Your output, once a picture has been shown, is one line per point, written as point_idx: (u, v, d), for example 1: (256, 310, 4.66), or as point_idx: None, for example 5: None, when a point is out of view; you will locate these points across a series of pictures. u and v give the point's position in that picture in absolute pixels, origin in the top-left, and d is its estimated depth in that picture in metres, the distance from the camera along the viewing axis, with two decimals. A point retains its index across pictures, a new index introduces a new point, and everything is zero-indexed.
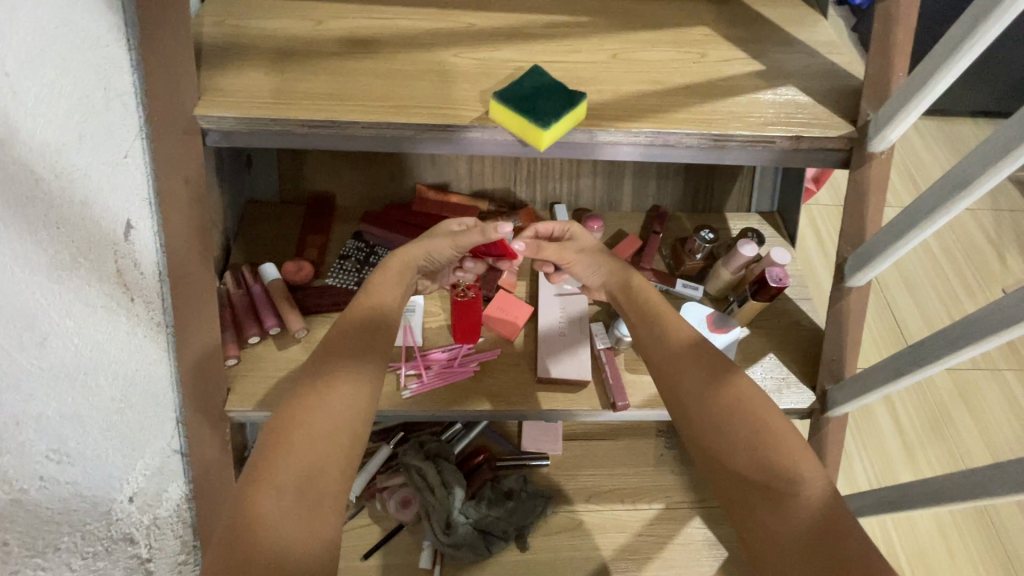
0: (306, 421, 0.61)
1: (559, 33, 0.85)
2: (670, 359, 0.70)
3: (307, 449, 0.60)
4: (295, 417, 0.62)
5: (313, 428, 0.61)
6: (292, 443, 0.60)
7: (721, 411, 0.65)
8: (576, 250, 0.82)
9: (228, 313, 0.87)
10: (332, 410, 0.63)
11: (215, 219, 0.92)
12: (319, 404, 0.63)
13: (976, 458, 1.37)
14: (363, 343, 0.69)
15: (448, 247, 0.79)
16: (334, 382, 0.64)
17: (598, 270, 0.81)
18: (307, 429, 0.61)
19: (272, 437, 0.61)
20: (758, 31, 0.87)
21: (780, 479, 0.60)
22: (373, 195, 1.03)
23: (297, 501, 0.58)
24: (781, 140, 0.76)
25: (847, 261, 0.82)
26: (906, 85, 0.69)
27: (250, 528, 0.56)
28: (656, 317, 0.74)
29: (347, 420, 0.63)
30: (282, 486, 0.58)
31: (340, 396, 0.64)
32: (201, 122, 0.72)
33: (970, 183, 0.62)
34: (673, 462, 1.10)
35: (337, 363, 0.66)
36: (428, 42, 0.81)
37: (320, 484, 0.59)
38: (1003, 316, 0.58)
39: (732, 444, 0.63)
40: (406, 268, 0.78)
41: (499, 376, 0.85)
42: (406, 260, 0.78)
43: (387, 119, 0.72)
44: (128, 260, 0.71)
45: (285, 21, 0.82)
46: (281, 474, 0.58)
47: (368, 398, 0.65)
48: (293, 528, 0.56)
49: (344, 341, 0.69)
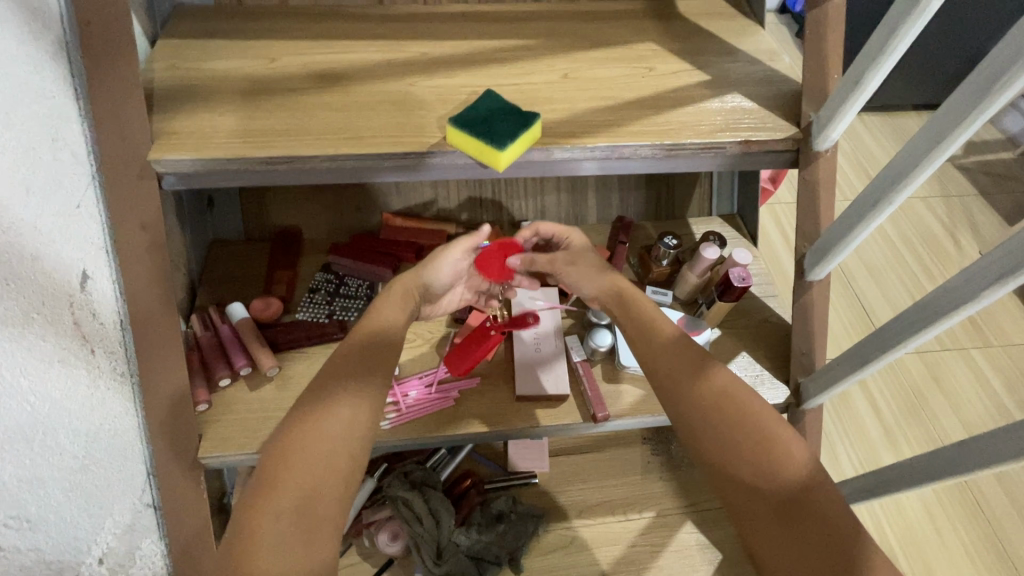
0: (304, 445, 0.60)
1: (511, 57, 0.87)
2: (663, 355, 0.70)
3: (305, 475, 0.59)
4: (296, 439, 0.60)
5: (314, 452, 0.60)
6: (291, 464, 0.59)
7: (704, 402, 0.65)
8: (569, 263, 0.81)
9: (196, 356, 0.85)
10: (333, 431, 0.61)
11: (178, 261, 0.91)
12: (321, 426, 0.61)
13: (952, 432, 1.41)
14: (360, 363, 0.68)
15: (443, 264, 0.79)
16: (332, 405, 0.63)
17: (592, 281, 0.80)
18: (304, 454, 0.60)
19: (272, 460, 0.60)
20: (701, 44, 0.91)
21: (776, 461, 0.60)
22: (339, 226, 1.03)
23: (296, 526, 0.56)
24: (730, 145, 0.78)
25: (805, 257, 0.84)
26: (840, 88, 0.73)
27: (247, 556, 0.55)
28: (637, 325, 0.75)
29: (348, 442, 0.62)
30: (280, 511, 0.57)
31: (337, 419, 0.62)
32: (156, 167, 0.71)
33: (909, 175, 0.65)
34: (661, 469, 1.10)
35: (332, 387, 0.65)
36: (383, 73, 0.82)
37: (317, 511, 0.58)
38: (956, 297, 0.60)
39: (724, 430, 0.63)
40: (407, 293, 0.76)
41: (480, 399, 0.85)
42: (407, 284, 0.77)
43: (344, 151, 0.73)
44: (86, 311, 0.69)
45: (239, 61, 0.83)
46: (281, 496, 0.57)
47: (356, 425, 0.63)
48: (291, 552, 0.55)
49: (345, 363, 0.67)
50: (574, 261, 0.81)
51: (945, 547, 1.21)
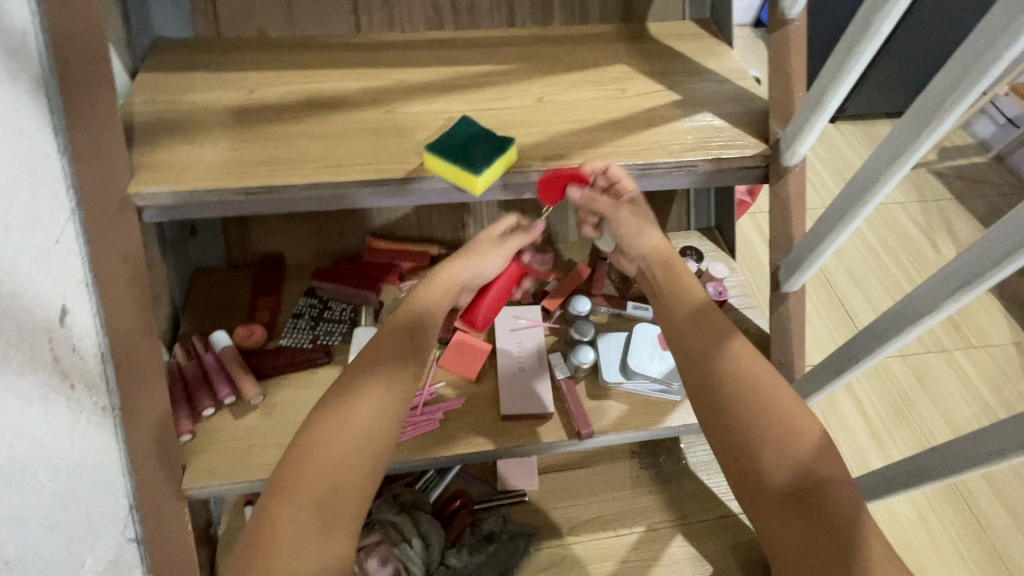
0: (336, 433, 0.60)
1: (487, 82, 0.89)
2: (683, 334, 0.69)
3: (326, 471, 0.58)
4: (329, 425, 0.60)
5: (345, 440, 0.60)
6: (321, 451, 0.59)
7: (723, 378, 0.64)
8: (634, 213, 0.78)
9: (180, 385, 0.84)
10: (364, 419, 0.61)
11: (161, 291, 0.91)
12: (353, 414, 0.61)
13: (939, 434, 1.43)
14: (403, 345, 0.68)
15: (498, 257, 0.81)
16: (360, 394, 0.63)
17: (647, 238, 0.78)
18: (332, 442, 0.59)
19: (300, 449, 0.59)
20: (671, 65, 0.94)
21: (785, 446, 0.59)
22: (322, 251, 1.03)
23: (316, 522, 0.55)
24: (702, 163, 0.80)
25: (779, 269, 0.86)
26: (803, 105, 0.76)
27: (259, 553, 0.54)
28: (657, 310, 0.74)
29: (377, 433, 0.61)
30: (302, 503, 0.56)
31: (368, 408, 0.62)
32: (136, 200, 0.71)
33: (871, 189, 0.67)
34: (650, 483, 1.10)
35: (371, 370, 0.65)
36: (361, 101, 0.84)
37: (340, 504, 0.57)
38: (919, 307, 0.62)
39: (740, 407, 0.61)
40: (454, 283, 0.77)
41: (465, 420, 0.85)
42: (457, 271, 0.78)
43: (324, 179, 0.74)
44: (65, 345, 0.69)
45: (218, 93, 0.84)
46: (306, 486, 0.57)
47: (389, 413, 0.62)
48: (310, 545, 0.55)
49: (391, 342, 0.69)
50: (639, 210, 0.79)
51: (938, 550, 1.22)
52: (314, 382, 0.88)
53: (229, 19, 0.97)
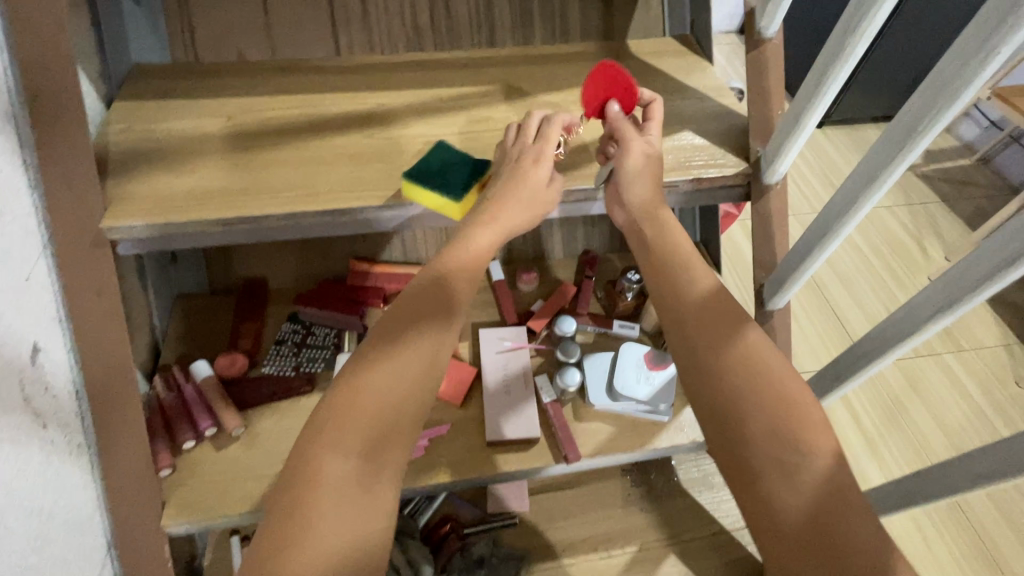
0: (372, 390, 0.60)
1: (467, 104, 0.89)
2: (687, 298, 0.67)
3: (371, 422, 0.59)
4: (362, 385, 0.61)
5: (383, 396, 0.60)
6: (359, 407, 0.60)
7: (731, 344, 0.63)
8: (644, 154, 0.73)
9: (158, 418, 0.83)
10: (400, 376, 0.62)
11: (141, 321, 0.90)
12: (389, 372, 0.62)
13: (932, 439, 1.43)
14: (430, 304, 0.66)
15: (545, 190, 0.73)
16: (393, 350, 0.63)
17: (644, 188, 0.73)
18: (369, 399, 0.60)
19: (340, 396, 0.60)
20: (652, 83, 0.94)
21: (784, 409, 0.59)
22: (305, 274, 1.02)
23: (359, 474, 0.57)
24: (682, 183, 0.80)
25: (764, 286, 0.86)
26: (783, 123, 0.75)
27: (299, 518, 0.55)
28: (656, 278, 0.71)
29: (411, 389, 0.62)
30: (347, 453, 0.58)
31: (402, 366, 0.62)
32: (111, 234, 0.70)
33: (847, 212, 0.67)
34: (642, 501, 1.09)
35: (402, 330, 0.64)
36: (340, 126, 0.84)
37: (381, 458, 0.59)
38: (898, 331, 0.62)
39: (742, 369, 0.61)
40: (504, 223, 0.72)
41: (450, 447, 0.84)
42: (508, 208, 0.72)
43: (300, 208, 0.73)
44: (38, 384, 0.66)
45: (195, 120, 0.83)
46: (351, 439, 0.58)
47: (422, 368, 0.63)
48: (353, 497, 0.56)
49: (421, 302, 0.66)
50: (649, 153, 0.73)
51: (935, 559, 1.23)
52: (296, 411, 0.86)
53: (207, 43, 0.96)
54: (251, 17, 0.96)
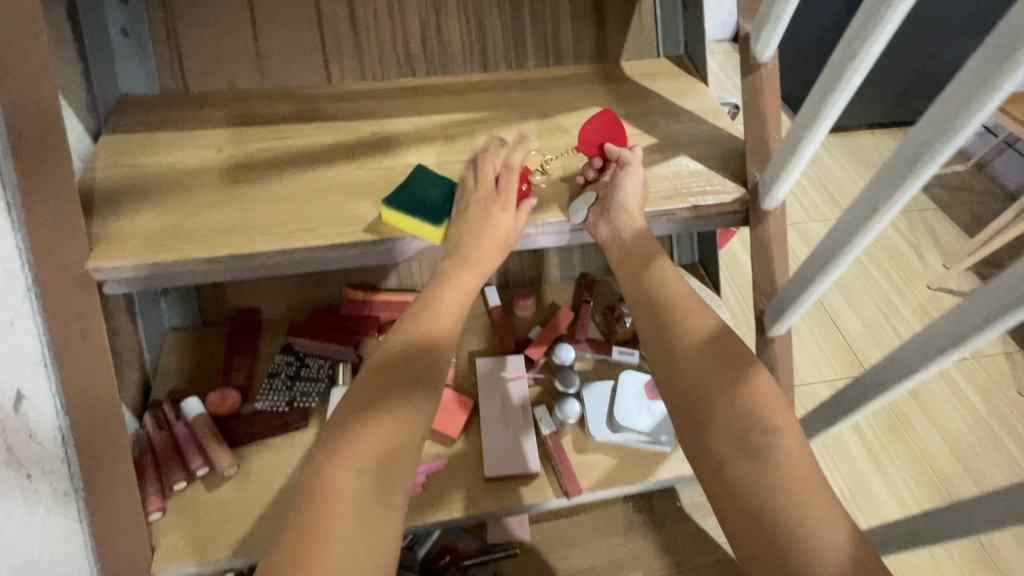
0: (376, 403, 0.61)
1: (460, 131, 0.88)
2: (679, 322, 0.67)
3: (379, 437, 0.60)
4: (368, 399, 0.61)
5: (389, 407, 0.61)
6: (366, 423, 0.60)
7: (722, 369, 0.63)
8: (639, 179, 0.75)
9: (149, 459, 0.81)
10: (403, 385, 0.63)
11: (132, 357, 0.88)
12: (391, 382, 0.63)
13: (935, 451, 1.41)
14: (423, 323, 0.68)
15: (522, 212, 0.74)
16: (396, 362, 0.65)
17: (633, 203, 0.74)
18: (373, 415, 0.61)
19: (356, 402, 0.62)
20: (647, 106, 0.93)
21: (795, 447, 0.57)
22: (299, 303, 1.01)
23: (374, 488, 0.57)
24: (680, 211, 0.79)
25: (764, 312, 0.84)
26: (781, 151, 0.74)
27: (304, 551, 0.52)
28: (660, 309, 0.69)
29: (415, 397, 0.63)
30: (362, 468, 0.57)
31: (404, 373, 0.64)
32: (96, 274, 0.69)
33: (850, 240, 0.66)
34: (644, 527, 1.08)
35: (402, 347, 0.66)
36: (332, 157, 0.82)
37: (394, 473, 0.58)
38: (906, 365, 0.60)
39: (744, 388, 0.61)
40: (484, 243, 0.72)
41: (446, 484, 0.82)
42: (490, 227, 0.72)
43: (291, 244, 0.71)
44: (21, 433, 0.64)
45: (184, 153, 0.82)
46: (362, 453, 0.58)
47: (427, 377, 0.64)
48: (368, 514, 0.55)
49: (412, 327, 0.68)
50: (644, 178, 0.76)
51: None
52: (290, 447, 0.85)
53: (197, 72, 0.95)
54: (241, 44, 0.95)
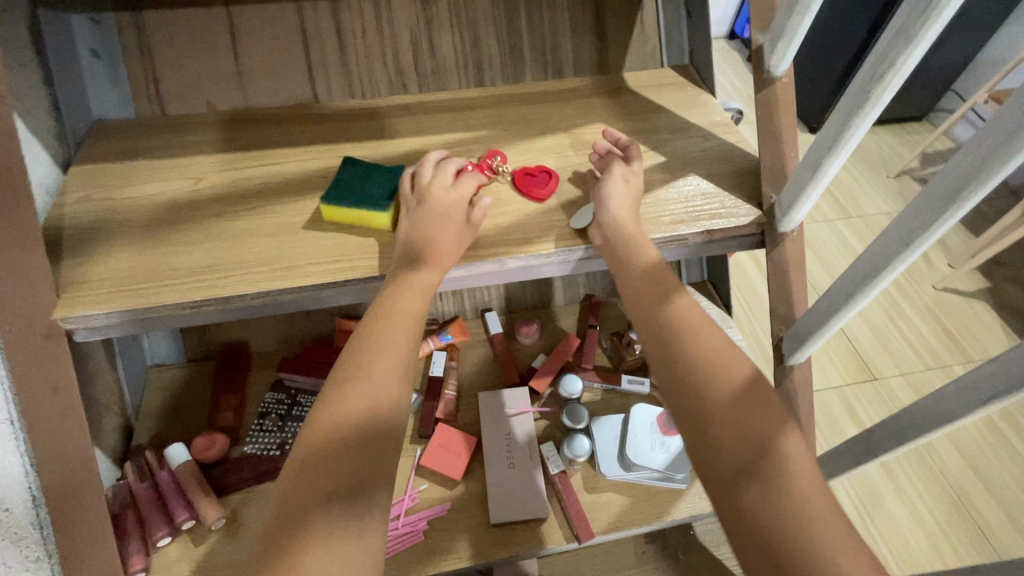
0: (335, 443, 0.54)
1: (456, 152, 0.82)
2: (689, 348, 0.59)
3: (344, 481, 0.53)
4: (323, 439, 0.54)
5: (349, 445, 0.54)
6: (325, 467, 0.53)
7: (741, 402, 0.55)
8: (624, 179, 0.72)
9: (131, 513, 0.77)
10: (362, 416, 0.56)
11: (111, 402, 0.83)
12: (349, 415, 0.56)
13: (943, 453, 1.46)
14: (377, 344, 0.60)
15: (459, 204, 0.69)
16: (351, 391, 0.57)
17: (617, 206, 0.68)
18: (332, 456, 0.53)
19: (316, 443, 0.54)
20: (653, 121, 0.88)
21: None
22: (289, 335, 0.95)
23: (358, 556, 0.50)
24: (693, 237, 0.74)
25: (782, 340, 0.80)
26: (799, 172, 0.69)
27: None
28: (681, 336, 0.60)
29: (376, 427, 0.56)
30: (329, 523, 0.50)
31: (362, 402, 0.56)
32: (65, 323, 0.64)
33: (881, 271, 0.60)
34: (657, 558, 1.03)
35: (357, 375, 0.58)
36: (319, 185, 0.77)
37: (367, 524, 0.51)
38: (946, 412, 0.55)
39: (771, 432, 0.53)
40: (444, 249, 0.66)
41: (449, 532, 0.77)
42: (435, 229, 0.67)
43: (276, 285, 0.66)
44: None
45: (161, 183, 0.76)
46: (326, 506, 0.51)
47: (389, 404, 0.57)
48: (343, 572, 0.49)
49: (364, 349, 0.60)
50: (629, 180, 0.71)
51: None
52: None
53: (175, 94, 0.90)
54: (222, 64, 0.89)
